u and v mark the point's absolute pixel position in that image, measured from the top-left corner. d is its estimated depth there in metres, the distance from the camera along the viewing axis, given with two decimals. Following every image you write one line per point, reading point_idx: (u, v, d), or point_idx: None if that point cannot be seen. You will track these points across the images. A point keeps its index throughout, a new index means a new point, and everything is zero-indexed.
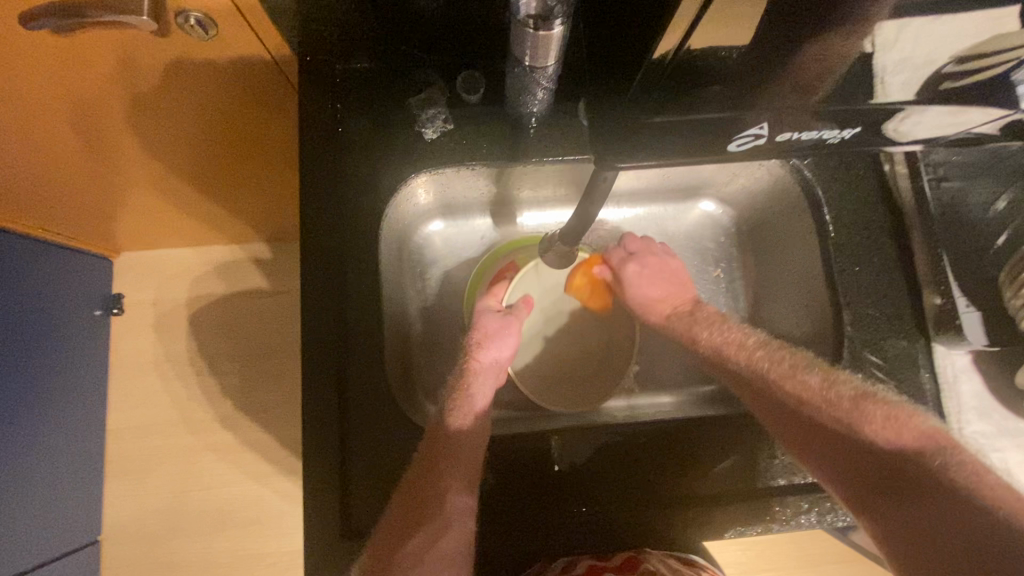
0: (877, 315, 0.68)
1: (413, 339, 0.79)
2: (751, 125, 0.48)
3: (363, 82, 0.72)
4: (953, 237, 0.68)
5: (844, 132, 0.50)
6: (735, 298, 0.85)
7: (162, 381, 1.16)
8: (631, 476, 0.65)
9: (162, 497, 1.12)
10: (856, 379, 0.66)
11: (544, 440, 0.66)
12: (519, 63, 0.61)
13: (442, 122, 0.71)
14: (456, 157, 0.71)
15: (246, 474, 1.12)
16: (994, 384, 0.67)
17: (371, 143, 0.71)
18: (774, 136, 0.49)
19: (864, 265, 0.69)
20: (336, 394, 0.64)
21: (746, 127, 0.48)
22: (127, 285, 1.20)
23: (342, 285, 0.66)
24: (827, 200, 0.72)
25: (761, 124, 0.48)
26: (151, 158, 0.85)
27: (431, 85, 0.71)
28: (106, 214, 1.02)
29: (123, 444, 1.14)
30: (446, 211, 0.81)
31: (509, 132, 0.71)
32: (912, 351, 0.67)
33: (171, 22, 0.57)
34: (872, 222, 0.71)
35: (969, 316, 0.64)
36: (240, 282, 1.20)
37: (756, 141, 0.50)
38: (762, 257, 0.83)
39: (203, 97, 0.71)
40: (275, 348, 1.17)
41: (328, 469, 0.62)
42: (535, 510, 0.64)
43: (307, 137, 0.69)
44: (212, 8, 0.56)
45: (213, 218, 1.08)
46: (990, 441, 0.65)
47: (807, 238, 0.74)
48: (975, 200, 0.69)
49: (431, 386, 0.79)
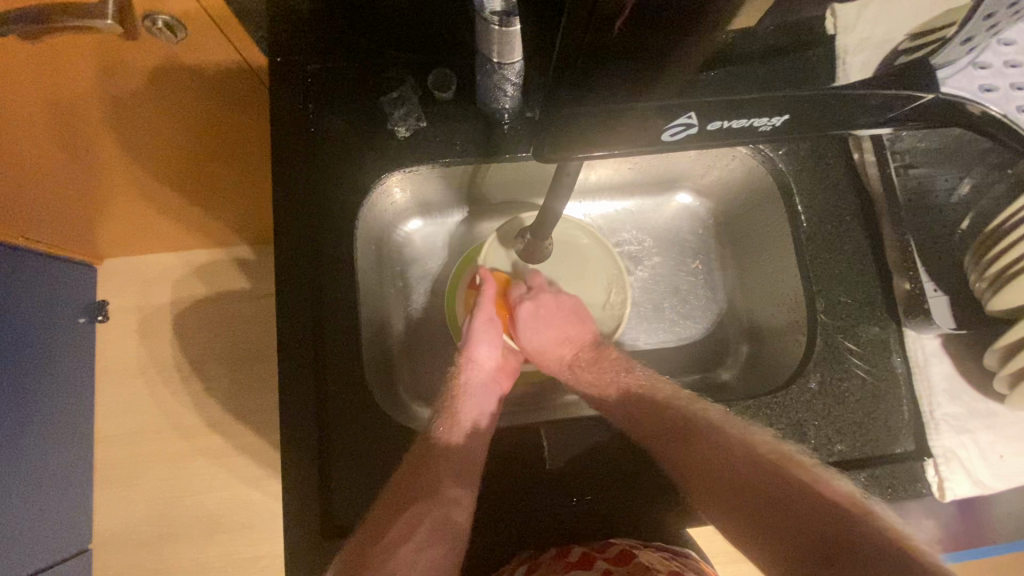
0: (850, 302, 0.69)
1: (394, 337, 0.79)
2: (679, 115, 0.48)
3: (336, 82, 0.72)
4: (919, 223, 0.70)
5: (775, 121, 0.51)
6: (713, 288, 0.86)
7: (148, 387, 1.16)
8: (612, 469, 0.66)
9: (152, 503, 1.11)
10: (829, 365, 0.67)
11: (524, 433, 0.67)
12: (487, 59, 0.61)
13: (415, 120, 0.71)
14: (428, 155, 0.71)
15: (235, 478, 1.12)
16: (964, 366, 0.69)
17: (343, 143, 0.70)
18: (705, 125, 0.50)
19: (837, 253, 0.71)
20: (315, 395, 0.64)
21: (674, 117, 0.49)
22: (110, 292, 1.19)
23: (319, 286, 0.66)
24: (798, 190, 0.72)
25: (689, 114, 0.49)
26: (128, 163, 0.85)
27: (402, 83, 0.71)
28: (85, 221, 1.01)
29: (111, 451, 1.14)
30: (424, 209, 0.81)
31: (482, 128, 0.71)
32: (884, 336, 0.68)
33: (139, 25, 0.57)
34: (843, 210, 0.72)
35: (938, 301, 0.66)
36: (223, 285, 1.19)
37: (687, 132, 0.50)
38: (738, 248, 0.84)
39: (176, 102, 0.71)
40: (260, 351, 1.17)
41: (309, 470, 0.63)
42: (517, 504, 0.65)
43: (280, 138, 0.69)
44: (180, 11, 0.56)
45: (193, 223, 1.08)
46: (961, 422, 0.67)
47: (780, 226, 0.75)
48: (941, 185, 0.71)
49: (412, 384, 0.79)
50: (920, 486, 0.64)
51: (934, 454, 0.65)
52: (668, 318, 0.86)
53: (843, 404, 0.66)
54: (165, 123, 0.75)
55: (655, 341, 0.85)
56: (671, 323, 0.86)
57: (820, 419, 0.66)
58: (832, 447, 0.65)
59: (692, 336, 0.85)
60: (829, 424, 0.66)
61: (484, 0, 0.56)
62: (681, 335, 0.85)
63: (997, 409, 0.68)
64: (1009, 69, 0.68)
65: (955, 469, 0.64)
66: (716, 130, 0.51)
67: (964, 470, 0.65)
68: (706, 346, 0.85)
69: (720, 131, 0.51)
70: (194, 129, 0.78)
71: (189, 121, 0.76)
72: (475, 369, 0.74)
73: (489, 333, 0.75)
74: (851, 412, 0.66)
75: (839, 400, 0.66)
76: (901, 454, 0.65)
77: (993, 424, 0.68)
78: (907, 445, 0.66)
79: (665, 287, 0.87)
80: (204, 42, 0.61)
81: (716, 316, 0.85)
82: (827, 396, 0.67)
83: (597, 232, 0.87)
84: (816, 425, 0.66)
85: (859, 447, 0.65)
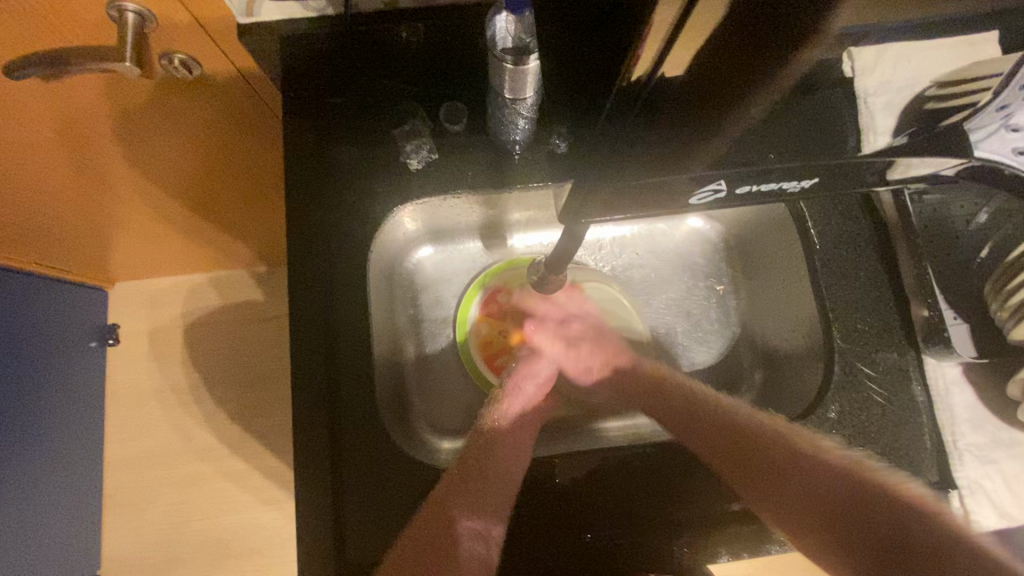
0: (867, 328, 0.68)
1: (407, 366, 0.79)
2: (707, 182, 0.49)
3: (348, 115, 0.72)
4: (936, 249, 0.69)
5: (804, 182, 0.51)
6: (727, 313, 0.86)
7: (158, 410, 1.16)
8: (631, 502, 0.65)
9: (160, 527, 1.11)
10: (848, 393, 0.66)
11: (542, 465, 0.66)
12: (499, 95, 0.63)
13: (427, 152, 0.71)
14: (440, 186, 0.71)
15: (246, 503, 1.11)
16: (987, 395, 0.67)
17: (356, 174, 0.71)
18: (734, 189, 0.50)
19: (853, 278, 0.70)
20: (327, 427, 0.64)
21: (706, 182, 0.49)
22: (121, 315, 1.20)
23: (332, 318, 0.66)
24: (810, 215, 0.72)
25: (720, 181, 0.49)
26: (142, 188, 0.86)
27: (414, 116, 0.71)
28: (98, 245, 1.02)
29: (119, 475, 1.13)
30: (435, 237, 0.81)
31: (493, 159, 0.72)
32: (903, 362, 0.67)
33: (157, 65, 0.60)
34: (858, 235, 0.71)
35: (957, 328, 0.65)
36: (235, 307, 1.20)
37: (716, 195, 0.51)
38: (751, 271, 0.83)
39: (190, 130, 0.73)
40: (270, 375, 1.17)
41: (322, 504, 0.62)
42: (536, 539, 0.64)
43: (292, 170, 0.69)
44: (195, 49, 0.59)
45: (205, 247, 1.09)
46: (985, 452, 0.65)
47: (793, 249, 0.75)
48: (957, 212, 0.70)
49: (425, 413, 0.78)
50: None
51: (959, 486, 0.63)
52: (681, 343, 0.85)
53: (864, 433, 0.65)
54: (178, 149, 0.77)
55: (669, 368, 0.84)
56: (683, 347, 0.85)
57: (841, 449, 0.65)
58: None
59: (707, 360, 0.84)
60: None
61: (496, 36, 0.60)
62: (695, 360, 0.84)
63: (1021, 439, 0.67)
64: None
65: (981, 501, 0.63)
66: (748, 193, 0.52)
67: (989, 502, 0.63)
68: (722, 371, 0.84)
69: (749, 194, 0.51)
70: (206, 155, 0.80)
71: (201, 147, 0.77)
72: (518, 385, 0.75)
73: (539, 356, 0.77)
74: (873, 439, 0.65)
75: (859, 429, 0.65)
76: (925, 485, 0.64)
77: (1018, 454, 0.66)
78: (930, 476, 0.64)
79: (678, 311, 0.86)
80: (216, 74, 0.64)
81: (730, 340, 0.84)
82: (847, 425, 0.65)
83: (608, 257, 0.87)
84: None
85: None
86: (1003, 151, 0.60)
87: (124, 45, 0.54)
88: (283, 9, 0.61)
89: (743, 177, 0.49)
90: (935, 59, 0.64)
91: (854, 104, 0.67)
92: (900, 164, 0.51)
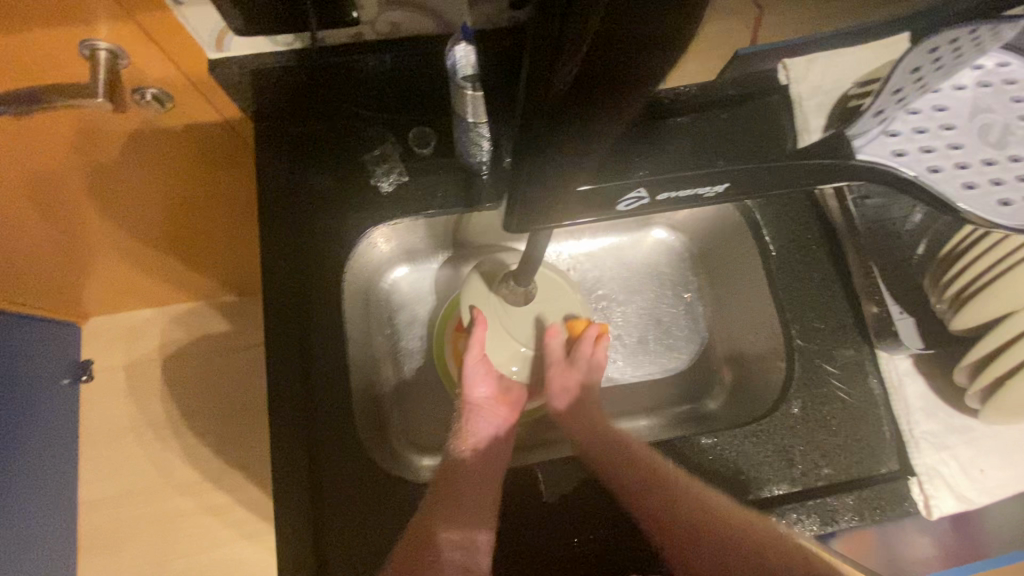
0: (823, 326, 0.72)
1: (386, 387, 0.80)
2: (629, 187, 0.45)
3: (319, 141, 0.75)
4: (879, 248, 0.73)
5: (716, 187, 0.48)
6: (695, 320, 0.89)
7: (135, 446, 1.14)
8: (616, 504, 0.66)
9: (139, 568, 1.08)
10: (809, 389, 0.69)
11: (525, 474, 0.68)
12: (462, 119, 0.66)
13: (397, 175, 0.74)
14: (411, 207, 0.74)
15: (226, 538, 1.09)
16: (936, 383, 0.71)
17: (329, 199, 0.73)
18: (656, 196, 0.48)
19: (806, 280, 0.74)
20: (306, 448, 0.65)
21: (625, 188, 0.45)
22: (96, 352, 1.18)
23: (308, 343, 0.68)
24: (765, 223, 0.76)
25: (640, 188, 0.46)
26: (118, 224, 0.87)
27: (384, 142, 0.74)
28: (71, 282, 1.02)
29: (95, 516, 1.10)
30: (409, 257, 0.83)
31: (461, 181, 0.75)
32: (860, 358, 0.71)
33: (129, 99, 0.62)
34: (809, 240, 0.75)
35: (904, 322, 0.69)
36: (211, 338, 1.19)
37: (641, 202, 0.48)
38: (715, 278, 0.87)
39: (162, 163, 0.74)
40: (248, 406, 1.16)
41: (302, 528, 0.63)
42: (526, 545, 0.65)
43: (266, 199, 0.72)
44: (167, 83, 0.61)
45: (180, 280, 1.09)
46: (940, 439, 0.69)
47: (751, 256, 0.78)
48: (897, 213, 0.75)
49: (406, 432, 0.79)
50: (908, 505, 0.66)
51: (918, 473, 0.66)
52: (653, 350, 0.88)
53: (825, 427, 0.68)
54: (150, 183, 0.78)
55: (642, 374, 0.87)
56: (655, 353, 0.88)
57: (805, 443, 0.67)
58: (819, 471, 0.66)
59: (678, 366, 0.87)
60: (814, 448, 0.67)
61: (457, 66, 0.62)
62: (667, 366, 0.87)
63: (973, 424, 0.70)
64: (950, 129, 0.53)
65: (938, 486, 0.66)
66: (671, 199, 0.49)
67: (948, 487, 0.66)
68: (693, 375, 0.86)
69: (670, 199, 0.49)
70: (178, 188, 0.81)
71: (173, 180, 0.78)
72: (478, 406, 0.76)
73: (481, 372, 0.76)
74: (837, 433, 0.68)
75: (820, 423, 0.68)
76: (886, 473, 0.67)
77: (970, 439, 0.70)
78: (891, 464, 0.67)
79: (648, 319, 0.89)
80: (188, 109, 0.66)
81: (700, 346, 0.87)
82: (809, 420, 0.68)
83: (579, 269, 0.90)
84: (802, 449, 0.67)
85: (845, 469, 0.67)
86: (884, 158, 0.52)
87: (96, 82, 0.56)
88: (251, 42, 0.64)
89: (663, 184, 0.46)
90: (857, 61, 0.46)
91: (790, 108, 0.49)
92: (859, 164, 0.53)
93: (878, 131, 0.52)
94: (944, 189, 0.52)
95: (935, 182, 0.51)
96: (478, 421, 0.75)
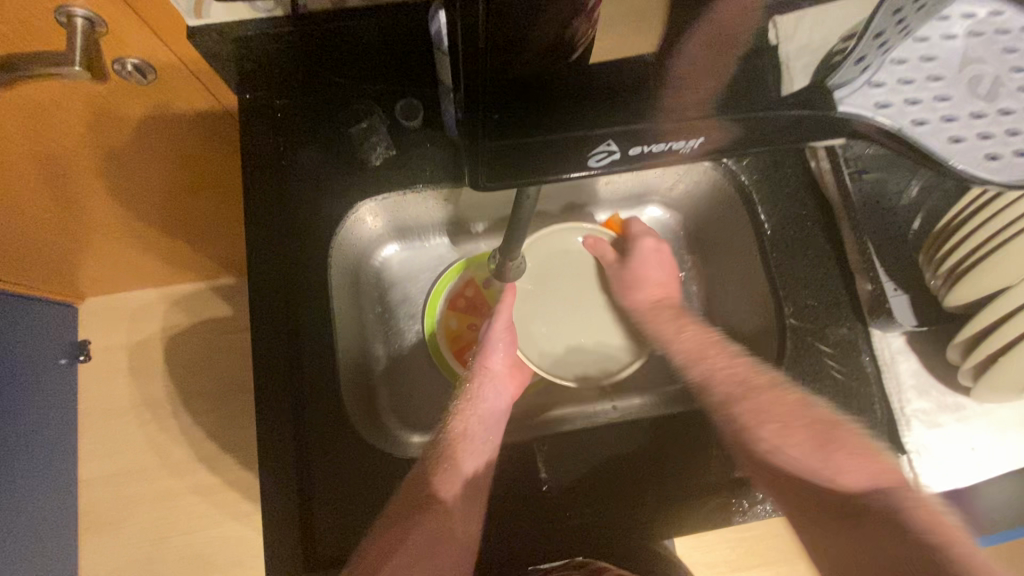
0: (817, 304, 0.71)
1: (376, 366, 0.80)
2: (595, 142, 0.44)
3: (306, 114, 0.73)
4: (874, 224, 0.72)
5: (691, 142, 0.45)
6: (690, 299, 0.87)
7: (132, 425, 1.14)
8: (605, 478, 0.66)
9: (139, 544, 1.09)
10: (800, 367, 0.69)
11: (512, 451, 0.67)
12: (450, 89, 0.65)
13: (385, 148, 0.72)
14: (399, 181, 0.73)
15: (225, 514, 1.10)
16: (930, 361, 0.71)
17: (316, 174, 0.72)
18: (628, 150, 0.45)
19: (801, 258, 0.73)
20: (294, 425, 0.64)
21: (594, 143, 0.44)
22: (91, 332, 1.18)
23: (295, 319, 0.67)
24: (760, 200, 0.75)
25: (608, 141, 0.44)
26: (106, 202, 0.86)
27: (371, 114, 0.72)
28: (63, 262, 1.01)
29: (94, 494, 1.11)
30: (400, 234, 0.82)
31: (451, 155, 0.73)
32: (854, 336, 0.69)
33: (108, 70, 0.60)
34: (805, 216, 0.74)
35: (898, 300, 0.69)
36: (205, 318, 1.19)
37: (611, 158, 0.45)
38: (709, 255, 0.86)
39: (146, 139, 0.73)
40: (242, 386, 1.16)
41: (289, 505, 0.63)
42: (513, 521, 0.65)
43: (251, 173, 0.70)
44: (147, 53, 0.60)
45: (172, 259, 1.08)
46: (931, 416, 0.68)
47: (745, 233, 0.77)
48: (893, 187, 0.74)
49: (397, 409, 0.79)
50: None
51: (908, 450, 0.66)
52: None
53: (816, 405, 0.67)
54: (134, 160, 0.77)
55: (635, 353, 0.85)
56: None
57: (795, 420, 0.67)
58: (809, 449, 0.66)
59: None
60: None
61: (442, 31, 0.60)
62: None
63: (965, 402, 0.70)
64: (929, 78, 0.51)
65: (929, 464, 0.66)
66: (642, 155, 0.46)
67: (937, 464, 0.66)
68: None
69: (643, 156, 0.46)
70: (163, 166, 0.79)
71: (158, 157, 0.77)
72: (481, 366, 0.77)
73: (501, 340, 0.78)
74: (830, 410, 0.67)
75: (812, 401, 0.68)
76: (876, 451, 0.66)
77: (962, 417, 0.69)
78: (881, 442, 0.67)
79: None
80: (170, 82, 0.65)
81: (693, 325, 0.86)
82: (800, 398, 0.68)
83: None
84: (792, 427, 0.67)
85: None
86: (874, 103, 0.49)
87: (72, 49, 0.54)
88: (231, 9, 0.62)
89: (631, 134, 0.44)
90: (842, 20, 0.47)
91: (779, 69, 0.48)
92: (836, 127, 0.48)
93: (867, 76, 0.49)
94: (930, 143, 0.49)
95: (920, 136, 0.49)
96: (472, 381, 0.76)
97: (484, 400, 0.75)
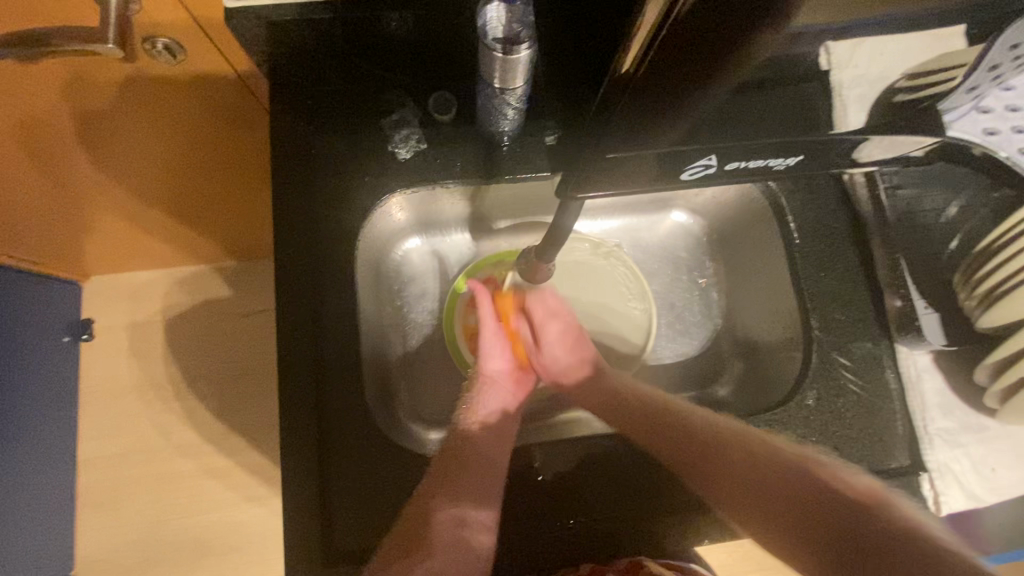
0: (844, 319, 0.70)
1: (393, 360, 0.79)
2: (698, 158, 0.52)
3: (336, 102, 0.72)
4: (909, 241, 0.72)
5: (788, 160, 0.55)
6: (710, 306, 0.87)
7: (135, 406, 1.13)
8: (618, 482, 0.66)
9: (139, 525, 1.08)
10: (824, 381, 0.68)
11: (524, 453, 0.67)
12: (489, 85, 0.63)
13: (416, 142, 0.71)
14: (428, 175, 0.71)
15: (227, 500, 1.09)
16: (954, 381, 0.71)
17: (343, 165, 0.71)
18: (724, 166, 0.54)
19: (829, 270, 0.72)
20: (315, 416, 0.64)
21: (698, 158, 0.52)
22: (97, 310, 1.17)
23: (318, 308, 0.66)
24: (791, 210, 0.74)
25: (710, 157, 0.52)
26: (122, 180, 0.84)
27: (403, 106, 0.72)
28: (75, 237, 0.99)
29: (96, 474, 1.10)
30: (422, 228, 0.81)
31: (482, 150, 0.72)
32: (878, 352, 0.69)
33: (140, 48, 0.59)
34: (835, 229, 0.73)
35: (928, 318, 0.69)
36: (213, 301, 1.18)
37: (707, 171, 0.54)
38: (732, 263, 0.85)
39: (171, 118, 0.72)
40: (248, 372, 1.15)
41: (306, 496, 0.62)
42: (526, 527, 0.64)
43: (280, 161, 0.69)
44: (180, 33, 0.59)
45: (185, 241, 1.07)
46: (953, 436, 0.68)
47: (773, 242, 0.76)
48: (929, 206, 0.74)
49: (412, 405, 0.79)
50: (918, 500, 0.65)
51: (929, 469, 0.66)
52: (666, 333, 0.87)
53: (839, 419, 0.67)
54: (157, 138, 0.76)
55: (654, 358, 0.86)
56: (668, 338, 0.86)
57: (818, 434, 0.67)
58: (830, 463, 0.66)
59: (689, 351, 0.86)
60: (827, 440, 0.67)
61: (487, 27, 0.59)
62: (679, 351, 0.86)
63: (988, 424, 0.70)
64: (1008, 114, 0.74)
65: (949, 483, 0.66)
66: (735, 169, 0.55)
67: (957, 484, 0.66)
68: (704, 361, 0.85)
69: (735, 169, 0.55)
70: (187, 147, 0.79)
71: (183, 137, 0.76)
72: (491, 377, 0.76)
73: (495, 345, 0.77)
74: (852, 424, 0.67)
75: (835, 415, 0.67)
76: (898, 468, 0.66)
77: (984, 438, 0.69)
78: (903, 459, 0.66)
79: (661, 303, 0.88)
80: (201, 64, 0.64)
81: (712, 333, 0.86)
82: (824, 411, 0.67)
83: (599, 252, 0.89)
84: (814, 441, 0.67)
85: (856, 462, 0.66)
86: (973, 132, 0.72)
87: (107, 27, 0.52)
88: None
89: (730, 153, 0.52)
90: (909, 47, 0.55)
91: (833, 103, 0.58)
92: (866, 144, 0.57)
93: (969, 107, 0.71)
94: None
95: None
96: (488, 393, 0.75)
97: (506, 408, 0.75)
